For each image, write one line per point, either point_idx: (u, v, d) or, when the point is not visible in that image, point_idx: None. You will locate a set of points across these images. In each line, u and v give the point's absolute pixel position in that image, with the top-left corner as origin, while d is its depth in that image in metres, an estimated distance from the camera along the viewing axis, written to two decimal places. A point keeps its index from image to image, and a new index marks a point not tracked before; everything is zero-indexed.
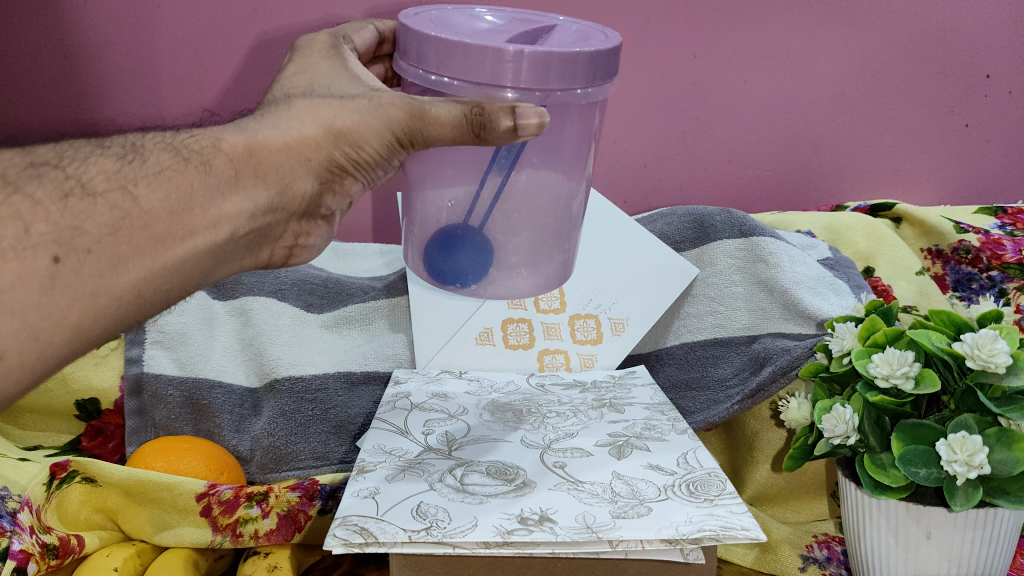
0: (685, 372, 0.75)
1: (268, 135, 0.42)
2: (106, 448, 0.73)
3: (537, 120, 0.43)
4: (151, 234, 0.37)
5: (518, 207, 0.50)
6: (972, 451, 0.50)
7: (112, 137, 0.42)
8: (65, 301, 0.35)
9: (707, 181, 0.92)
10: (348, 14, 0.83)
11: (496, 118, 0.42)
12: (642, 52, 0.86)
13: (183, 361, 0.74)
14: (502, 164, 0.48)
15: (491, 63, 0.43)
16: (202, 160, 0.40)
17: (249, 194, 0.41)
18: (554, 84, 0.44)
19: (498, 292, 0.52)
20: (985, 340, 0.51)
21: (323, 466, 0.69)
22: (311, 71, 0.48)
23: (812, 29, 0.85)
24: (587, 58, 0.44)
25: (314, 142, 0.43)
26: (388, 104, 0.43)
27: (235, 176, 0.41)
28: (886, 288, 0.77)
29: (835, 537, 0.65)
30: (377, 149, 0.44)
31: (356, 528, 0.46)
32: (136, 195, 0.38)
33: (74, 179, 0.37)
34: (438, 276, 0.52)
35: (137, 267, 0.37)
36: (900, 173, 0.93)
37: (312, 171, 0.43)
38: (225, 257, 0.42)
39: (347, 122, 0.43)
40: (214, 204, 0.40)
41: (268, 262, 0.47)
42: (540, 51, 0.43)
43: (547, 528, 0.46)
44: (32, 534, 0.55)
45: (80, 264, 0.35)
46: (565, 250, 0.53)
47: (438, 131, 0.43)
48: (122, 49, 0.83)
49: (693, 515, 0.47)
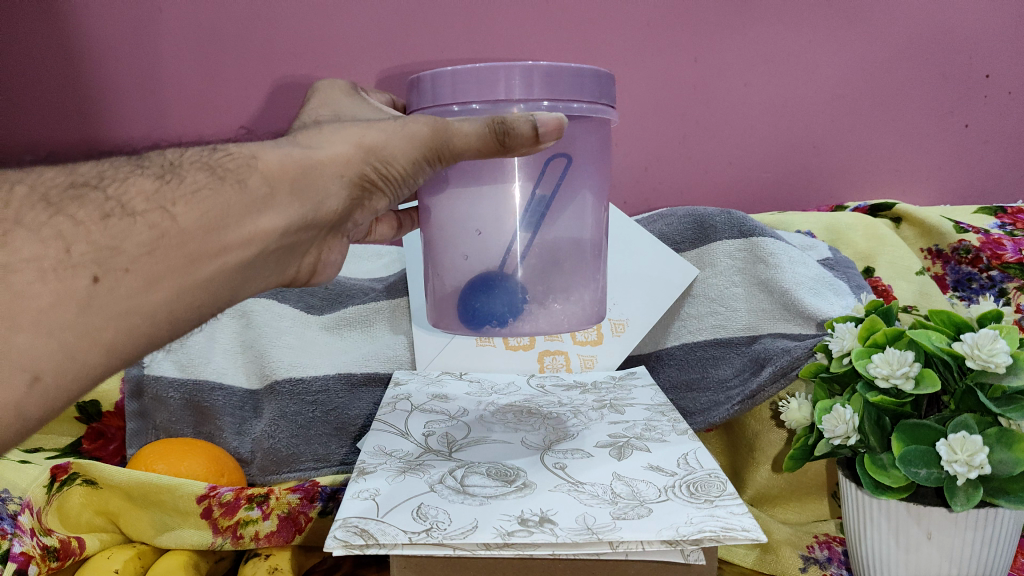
0: (685, 373, 0.75)
1: (303, 154, 0.41)
2: (105, 450, 0.73)
3: (556, 125, 0.45)
4: (184, 253, 0.36)
5: (545, 247, 0.51)
6: (972, 451, 0.50)
7: (149, 156, 0.40)
8: (101, 320, 0.33)
9: (706, 181, 0.91)
10: (354, 23, 0.86)
11: (519, 122, 0.44)
12: (642, 53, 0.87)
13: (184, 362, 0.74)
14: (530, 222, 0.50)
15: (499, 84, 0.46)
16: (237, 178, 0.38)
17: (283, 210, 0.40)
18: (567, 95, 0.47)
19: (541, 325, 0.52)
20: (985, 340, 0.51)
21: (323, 467, 0.69)
22: (334, 105, 0.49)
23: (811, 31, 0.86)
24: (592, 76, 0.48)
25: (345, 159, 0.42)
26: (413, 124, 0.44)
27: (271, 192, 0.39)
28: (886, 288, 0.77)
29: (835, 537, 0.66)
30: (404, 166, 0.45)
31: (356, 530, 0.45)
32: (175, 215, 0.36)
33: (114, 201, 0.35)
34: (471, 319, 0.52)
35: (170, 286, 0.36)
36: (900, 172, 0.92)
37: (344, 187, 0.43)
38: (253, 274, 0.41)
39: (376, 140, 0.43)
40: (249, 220, 0.38)
41: (294, 278, 0.47)
42: (544, 66, 0.46)
43: (547, 530, 0.46)
44: (33, 536, 0.55)
45: (118, 284, 0.34)
46: (596, 277, 0.54)
47: (464, 143, 0.45)
48: (146, 62, 0.86)
49: (694, 516, 0.47)
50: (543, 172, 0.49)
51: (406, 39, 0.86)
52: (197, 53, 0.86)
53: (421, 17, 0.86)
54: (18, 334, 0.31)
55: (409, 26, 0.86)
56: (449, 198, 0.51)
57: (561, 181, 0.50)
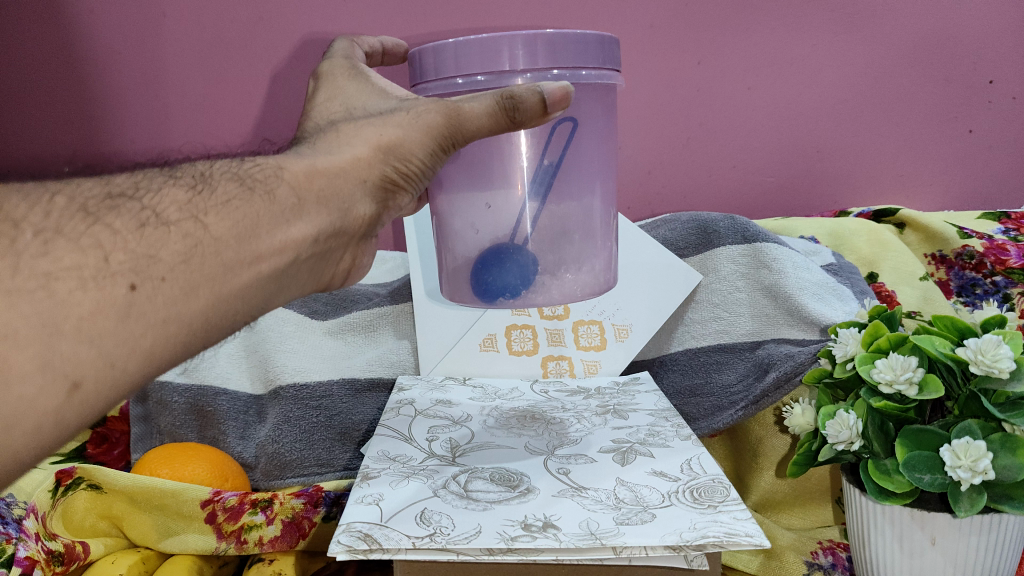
0: (689, 379, 0.75)
1: (326, 161, 0.41)
2: (111, 454, 0.73)
3: (563, 93, 0.44)
4: (221, 261, 0.35)
5: (554, 220, 0.51)
6: (977, 456, 0.50)
7: (180, 166, 0.39)
8: (140, 329, 0.32)
9: (710, 186, 0.91)
10: (359, 27, 0.86)
11: (525, 94, 0.43)
12: (646, 58, 0.87)
13: (189, 368, 0.74)
14: (537, 191, 0.50)
15: (501, 56, 0.47)
16: (266, 189, 0.38)
17: (312, 219, 0.39)
18: (571, 63, 0.47)
19: (551, 296, 0.52)
20: (988, 345, 0.51)
21: (327, 472, 0.70)
22: (342, 96, 0.49)
23: (815, 35, 0.86)
24: (596, 42, 0.48)
25: (366, 162, 0.42)
26: (427, 113, 0.44)
27: (299, 203, 0.39)
28: (890, 294, 0.77)
29: (840, 543, 0.65)
30: (422, 160, 0.44)
31: (360, 535, 0.45)
32: (207, 225, 0.35)
33: (150, 210, 0.35)
34: (484, 293, 0.53)
35: (207, 295, 0.35)
36: (903, 177, 0.92)
37: (368, 192, 0.42)
38: (286, 283, 0.40)
39: (393, 138, 0.43)
40: (280, 229, 0.38)
41: (328, 284, 0.46)
42: (545, 34, 0.46)
43: (551, 535, 0.46)
44: (38, 541, 0.56)
45: (155, 293, 0.33)
46: (608, 247, 0.54)
47: (475, 126, 0.44)
48: (160, 71, 0.87)
49: (698, 521, 0.46)
50: (551, 139, 0.49)
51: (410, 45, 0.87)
52: (208, 59, 0.87)
53: (425, 21, 0.86)
54: (60, 341, 0.30)
55: (414, 31, 0.86)
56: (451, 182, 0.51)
57: (566, 150, 0.50)
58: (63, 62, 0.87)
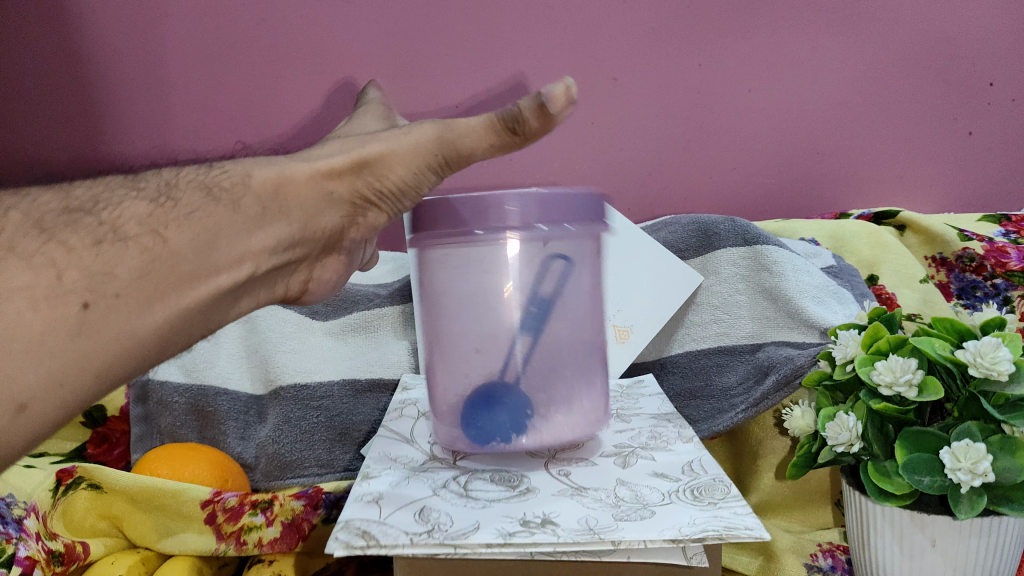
0: (689, 381, 0.75)
1: (295, 171, 0.43)
2: (111, 455, 0.74)
3: (564, 93, 0.40)
4: (177, 274, 0.39)
5: (544, 357, 0.51)
6: (977, 459, 0.49)
7: (147, 176, 0.44)
8: (91, 347, 0.36)
9: (710, 189, 0.91)
10: (361, 30, 0.87)
11: (522, 102, 0.41)
12: (647, 60, 0.87)
13: (189, 369, 0.75)
14: (528, 325, 0.51)
15: (502, 208, 0.48)
16: (231, 199, 0.42)
17: (275, 229, 0.43)
18: (560, 217, 0.49)
19: (544, 439, 0.52)
20: (987, 348, 0.51)
21: (327, 473, 0.70)
22: (358, 129, 0.52)
23: (816, 38, 0.87)
24: (582, 201, 0.50)
25: (338, 173, 0.44)
26: (419, 132, 0.44)
27: (262, 212, 0.43)
28: (891, 296, 0.78)
29: (840, 545, 0.65)
30: (398, 177, 0.45)
31: (359, 531, 0.45)
32: (167, 238, 0.39)
33: (107, 226, 0.38)
34: (476, 436, 0.52)
35: (166, 308, 0.39)
36: (904, 180, 0.92)
37: (334, 205, 0.46)
38: (244, 290, 0.45)
39: (370, 153, 0.44)
40: (240, 241, 0.42)
41: (284, 294, 0.50)
42: (538, 192, 0.48)
43: (550, 530, 0.45)
44: (38, 540, 0.56)
45: (108, 310, 0.36)
46: (597, 388, 0.55)
47: (468, 137, 0.43)
48: (160, 72, 0.87)
49: (698, 517, 0.46)
50: (552, 270, 0.51)
51: (411, 47, 0.87)
52: (209, 61, 0.87)
53: (426, 24, 0.86)
54: (10, 361, 0.34)
55: (415, 33, 0.87)
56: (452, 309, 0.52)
57: (563, 284, 0.52)
58: (63, 63, 0.87)
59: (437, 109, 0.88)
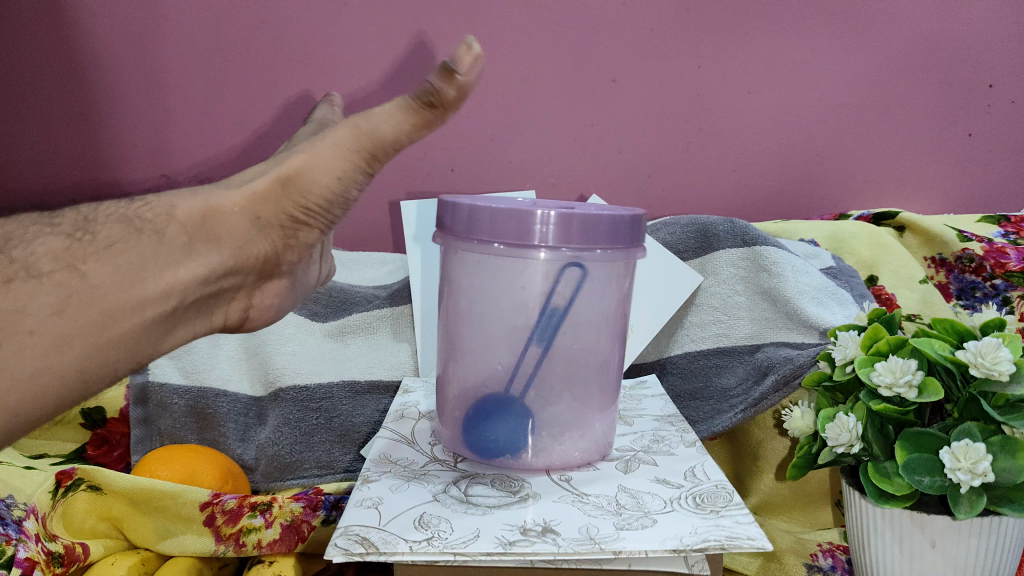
0: (688, 382, 0.76)
1: (221, 201, 0.47)
2: (111, 456, 0.74)
3: (472, 58, 0.42)
4: (97, 309, 0.43)
5: (557, 374, 0.53)
6: (976, 459, 0.49)
7: (69, 212, 0.49)
8: (7, 385, 0.41)
9: (710, 190, 0.91)
10: (360, 31, 0.87)
11: (431, 77, 0.43)
12: (647, 61, 0.87)
13: (188, 370, 0.75)
14: (540, 338, 0.52)
15: (531, 231, 0.48)
16: (155, 230, 0.46)
17: (202, 258, 0.47)
18: (599, 241, 0.49)
19: (552, 462, 0.55)
20: (988, 348, 0.51)
21: (327, 474, 0.71)
22: (287, 146, 0.55)
23: (816, 39, 0.87)
24: (627, 225, 0.50)
25: (263, 194, 0.47)
26: (337, 134, 0.47)
27: (186, 243, 0.46)
28: (890, 297, 0.78)
29: (840, 546, 0.65)
30: (323, 193, 0.48)
31: (357, 538, 0.45)
32: (82, 274, 0.44)
33: (23, 264, 0.43)
34: (483, 451, 0.54)
35: (84, 344, 0.43)
36: (903, 181, 0.92)
37: (261, 231, 0.48)
38: (177, 322, 0.48)
39: (292, 171, 0.47)
40: (165, 273, 0.45)
41: (224, 324, 0.53)
42: (580, 214, 0.48)
43: (550, 539, 0.45)
44: (38, 542, 0.56)
45: (22, 347, 0.41)
46: (605, 418, 0.56)
47: (388, 122, 0.45)
48: (158, 72, 0.87)
49: (699, 526, 0.46)
50: (580, 290, 0.52)
51: (410, 49, 0.87)
52: (208, 62, 0.87)
53: (426, 25, 0.86)
54: None
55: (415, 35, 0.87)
56: (473, 317, 0.54)
57: (577, 292, 0.52)
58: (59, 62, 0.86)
59: None
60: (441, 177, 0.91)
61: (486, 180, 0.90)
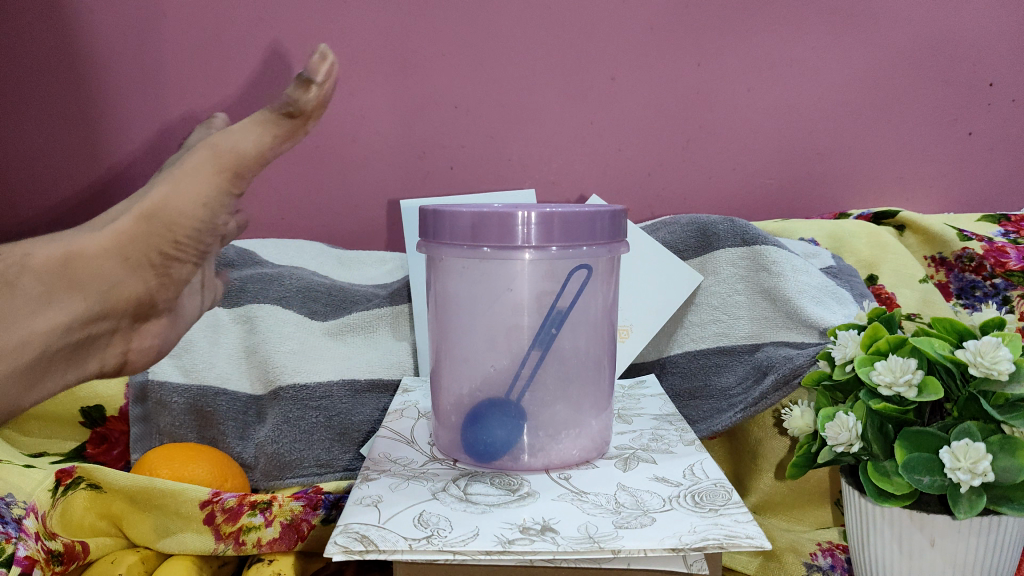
0: (688, 382, 0.76)
1: (83, 245, 0.45)
2: (110, 455, 0.74)
3: (325, 65, 0.43)
4: None
5: (553, 374, 0.53)
6: (976, 458, 0.49)
7: None
8: None
9: (710, 188, 0.91)
10: (359, 30, 0.87)
11: (289, 93, 0.43)
12: (646, 60, 0.87)
13: (188, 369, 0.75)
14: (540, 340, 0.52)
15: (514, 232, 0.48)
16: (9, 280, 0.44)
17: (66, 305, 0.45)
18: (580, 240, 0.49)
19: (550, 460, 0.54)
20: (987, 347, 0.51)
21: (326, 473, 0.71)
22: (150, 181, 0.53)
23: (816, 37, 0.87)
24: (609, 217, 0.51)
25: (127, 233, 0.46)
26: (195, 160, 0.46)
27: (46, 291, 0.45)
28: (890, 296, 0.78)
29: (838, 545, 0.65)
30: (190, 223, 0.46)
31: (357, 536, 0.45)
32: None
33: None
34: (483, 453, 0.54)
35: None
36: (904, 180, 0.92)
37: (129, 272, 0.46)
38: (42, 370, 0.46)
39: (152, 205, 0.46)
40: (24, 322, 0.44)
41: (100, 371, 0.51)
42: (558, 212, 0.48)
43: (548, 538, 0.45)
44: (38, 540, 0.56)
45: None
46: (601, 416, 0.57)
47: (247, 142, 0.45)
48: (159, 71, 0.88)
49: (698, 524, 0.46)
50: (566, 284, 0.52)
51: (409, 47, 0.87)
52: (209, 61, 0.88)
53: (425, 23, 0.86)
54: None
55: (414, 33, 0.87)
56: (462, 322, 0.54)
57: (578, 296, 0.53)
58: (65, 63, 0.88)
59: (434, 109, 0.89)
60: (441, 175, 0.91)
61: (486, 178, 0.90)
